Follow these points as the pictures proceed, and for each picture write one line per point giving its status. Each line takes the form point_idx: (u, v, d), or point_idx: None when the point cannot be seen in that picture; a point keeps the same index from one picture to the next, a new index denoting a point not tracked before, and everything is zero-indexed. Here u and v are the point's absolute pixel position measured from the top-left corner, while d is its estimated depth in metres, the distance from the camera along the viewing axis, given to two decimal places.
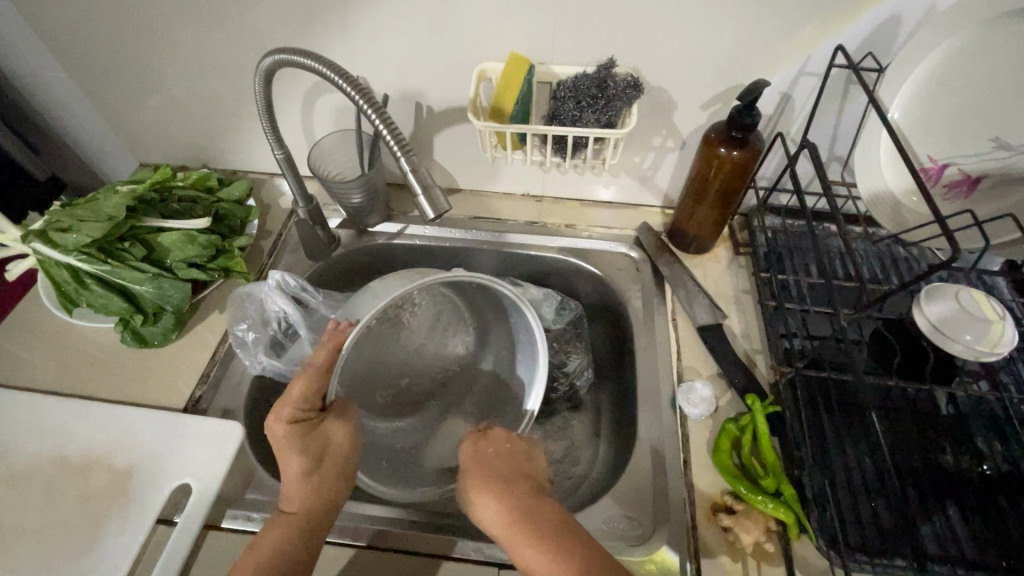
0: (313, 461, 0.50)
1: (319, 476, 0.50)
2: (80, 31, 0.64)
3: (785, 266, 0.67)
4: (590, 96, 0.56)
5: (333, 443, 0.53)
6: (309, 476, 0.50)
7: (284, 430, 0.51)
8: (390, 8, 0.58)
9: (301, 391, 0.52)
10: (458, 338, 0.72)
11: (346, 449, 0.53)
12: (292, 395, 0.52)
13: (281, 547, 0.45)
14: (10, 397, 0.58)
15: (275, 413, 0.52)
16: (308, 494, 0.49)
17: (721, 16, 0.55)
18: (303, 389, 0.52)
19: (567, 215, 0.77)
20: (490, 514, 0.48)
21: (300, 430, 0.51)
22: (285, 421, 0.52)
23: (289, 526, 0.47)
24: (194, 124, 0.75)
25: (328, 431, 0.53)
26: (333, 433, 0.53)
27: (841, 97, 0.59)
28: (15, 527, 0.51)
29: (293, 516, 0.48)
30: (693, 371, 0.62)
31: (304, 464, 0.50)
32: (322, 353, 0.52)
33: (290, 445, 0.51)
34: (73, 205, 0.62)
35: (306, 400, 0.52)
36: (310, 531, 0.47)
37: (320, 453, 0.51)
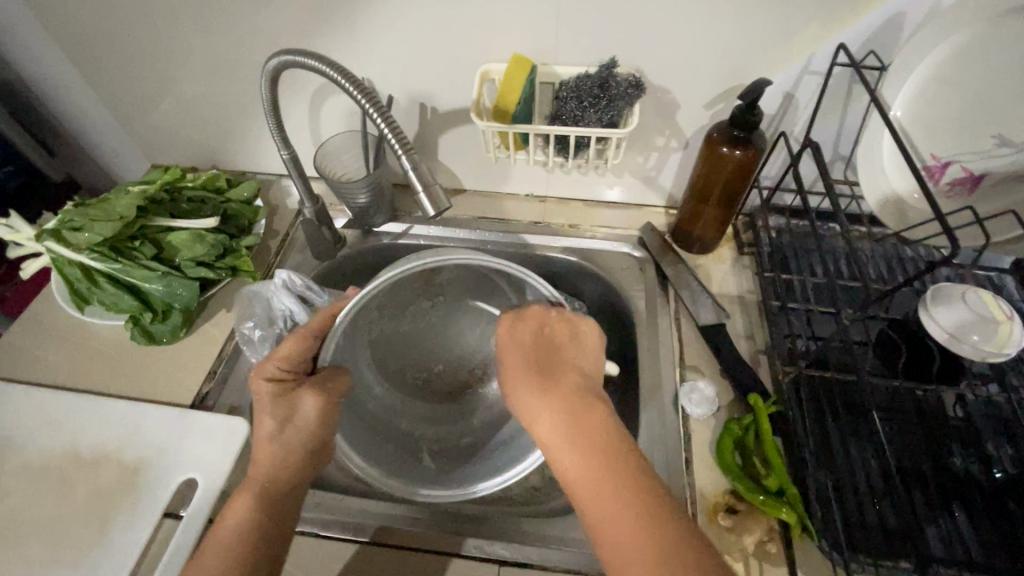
0: (279, 424, 0.52)
1: (285, 439, 0.52)
2: (93, 36, 0.66)
3: (789, 266, 0.67)
4: (592, 96, 0.57)
5: (305, 413, 0.53)
6: (274, 440, 0.52)
7: (263, 387, 0.54)
8: (395, 11, 0.59)
9: (288, 351, 0.54)
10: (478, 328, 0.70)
11: (316, 422, 0.53)
12: (276, 354, 0.55)
13: (244, 516, 0.47)
14: (24, 393, 0.60)
15: (258, 370, 0.54)
16: (273, 455, 0.51)
17: (724, 12, 0.55)
18: (290, 350, 0.55)
19: (571, 215, 0.78)
20: (524, 399, 0.48)
21: (274, 392, 0.53)
22: (266, 379, 0.54)
23: (252, 490, 0.49)
24: (203, 126, 0.76)
25: (302, 399, 0.53)
26: (304, 402, 0.53)
27: (844, 96, 0.59)
28: (28, 518, 0.52)
29: (257, 480, 0.50)
30: (696, 371, 0.62)
31: (271, 427, 0.52)
32: (317, 318, 0.56)
33: (264, 405, 0.53)
34: (85, 205, 0.63)
35: (290, 361, 0.55)
36: (272, 500, 0.48)
37: (290, 420, 0.53)
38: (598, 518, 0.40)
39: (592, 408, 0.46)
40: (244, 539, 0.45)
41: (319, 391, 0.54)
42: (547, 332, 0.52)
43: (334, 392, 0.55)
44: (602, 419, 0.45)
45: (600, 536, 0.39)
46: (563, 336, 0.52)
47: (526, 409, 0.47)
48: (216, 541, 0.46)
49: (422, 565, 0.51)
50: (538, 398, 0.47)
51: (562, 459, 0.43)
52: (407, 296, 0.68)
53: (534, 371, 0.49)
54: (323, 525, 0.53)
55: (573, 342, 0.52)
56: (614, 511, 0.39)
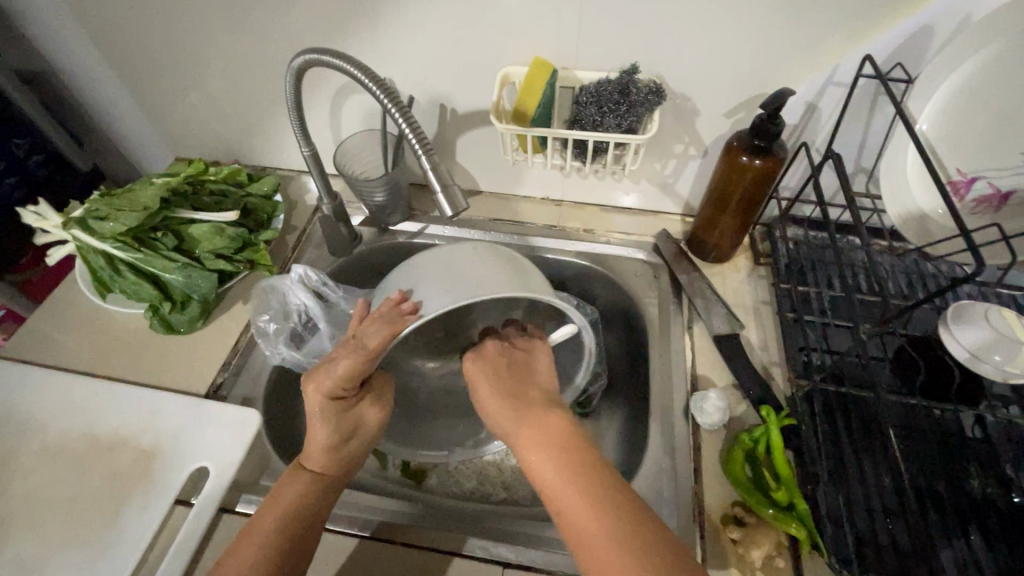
0: (341, 435, 0.53)
1: (342, 450, 0.54)
2: (123, 30, 0.68)
3: (807, 277, 0.66)
4: (611, 102, 0.57)
5: (366, 423, 0.56)
6: (336, 447, 0.53)
7: (322, 401, 0.52)
8: (418, 13, 0.60)
9: (347, 372, 0.51)
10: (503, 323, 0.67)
11: (371, 431, 0.57)
12: (337, 374, 0.51)
13: (302, 504, 0.48)
14: (46, 376, 0.61)
15: (317, 382, 0.52)
16: (333, 460, 0.53)
17: (749, 20, 0.54)
18: (348, 370, 0.51)
19: (586, 220, 0.78)
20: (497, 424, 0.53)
21: (337, 406, 0.53)
22: (324, 394, 0.52)
23: (306, 480, 0.50)
24: (228, 121, 0.77)
25: (364, 410, 0.56)
26: (366, 412, 0.56)
27: (868, 108, 0.59)
28: (47, 498, 0.53)
29: (313, 476, 0.51)
30: (708, 381, 0.62)
31: (333, 439, 0.53)
32: (379, 337, 0.48)
33: (325, 416, 0.53)
34: (112, 196, 0.65)
35: (348, 381, 0.51)
36: (328, 494, 0.51)
37: (351, 432, 0.55)
38: (577, 522, 0.42)
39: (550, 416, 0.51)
40: (300, 529, 0.47)
41: (379, 405, 0.57)
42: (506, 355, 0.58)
43: (387, 405, 0.59)
44: (563, 423, 0.50)
45: (578, 542, 0.41)
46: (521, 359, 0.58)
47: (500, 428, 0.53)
48: (268, 523, 0.47)
49: (421, 564, 0.51)
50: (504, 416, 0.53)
51: (532, 457, 0.48)
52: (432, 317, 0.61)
53: (497, 389, 0.55)
54: (331, 518, 0.53)
55: (532, 366, 0.57)
56: (580, 504, 0.42)
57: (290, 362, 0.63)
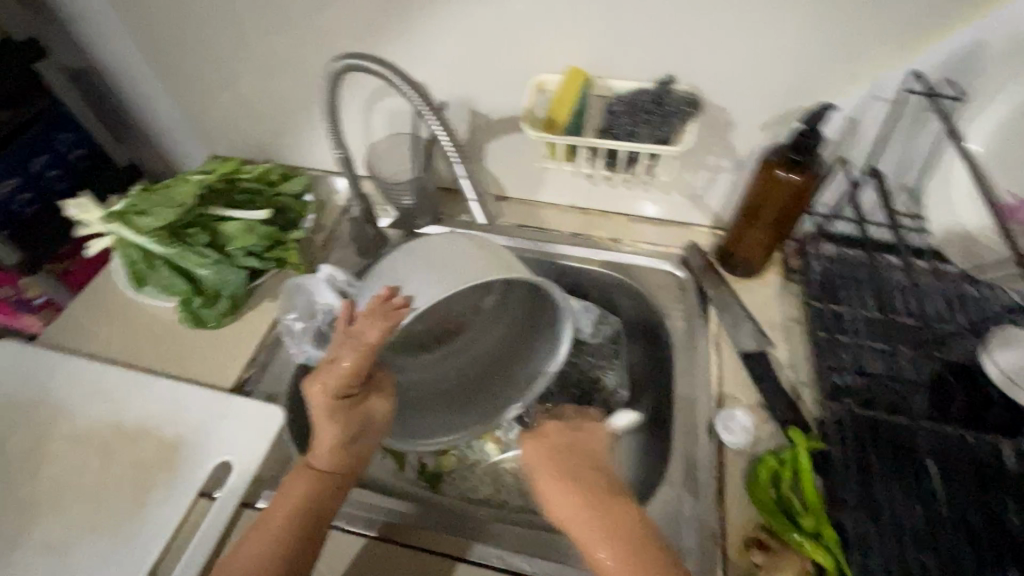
0: (350, 432, 0.53)
1: (354, 447, 0.53)
2: (166, 30, 0.69)
3: (839, 295, 0.64)
4: (645, 111, 0.57)
5: (376, 418, 0.55)
6: (345, 446, 0.53)
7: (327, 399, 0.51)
8: (453, 18, 0.60)
9: (349, 367, 0.49)
10: (500, 327, 0.66)
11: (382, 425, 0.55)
12: (340, 371, 0.50)
13: (310, 499, 0.48)
14: (80, 364, 0.63)
15: (320, 381, 0.51)
16: (342, 457, 0.52)
17: (788, 31, 0.53)
18: (352, 364, 0.49)
19: (612, 229, 0.77)
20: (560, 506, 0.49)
21: (344, 403, 0.52)
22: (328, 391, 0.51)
23: (316, 476, 0.50)
24: (262, 120, 0.79)
25: (374, 405, 0.55)
26: (375, 404, 0.55)
27: (913, 124, 0.57)
28: (76, 484, 0.55)
29: (320, 472, 0.51)
30: (733, 399, 0.60)
31: (344, 435, 0.52)
32: (373, 331, 0.47)
33: (332, 414, 0.52)
34: (151, 191, 0.67)
35: (350, 375, 0.50)
36: (336, 490, 0.51)
37: (363, 428, 0.54)
38: None
39: (620, 506, 0.48)
40: (308, 528, 0.47)
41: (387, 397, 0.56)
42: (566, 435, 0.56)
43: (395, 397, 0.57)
44: (632, 515, 0.47)
45: None
46: (584, 437, 0.55)
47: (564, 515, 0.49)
48: (277, 519, 0.47)
49: (432, 566, 0.50)
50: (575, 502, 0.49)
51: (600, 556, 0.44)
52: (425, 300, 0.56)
53: (565, 472, 0.52)
54: (345, 518, 0.53)
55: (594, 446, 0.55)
56: None
57: (315, 360, 0.63)
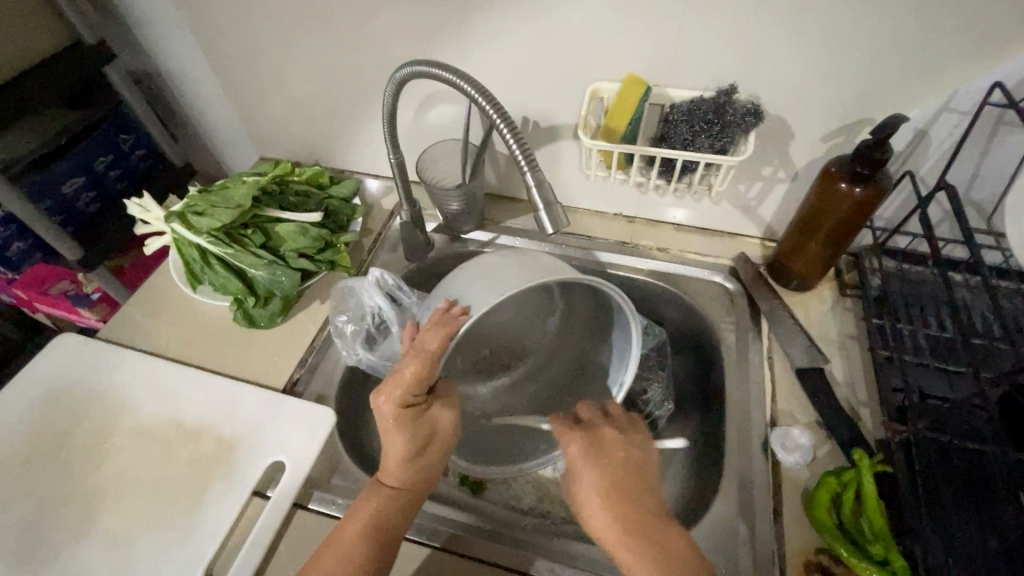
0: (417, 446, 0.52)
1: (420, 460, 0.53)
2: (227, 36, 0.71)
3: (901, 314, 0.62)
4: (705, 121, 0.55)
5: (439, 430, 0.54)
6: (412, 460, 0.52)
7: (392, 411, 0.52)
8: (512, 26, 0.60)
9: (413, 376, 0.50)
10: (563, 347, 0.69)
11: (447, 437, 0.55)
12: (404, 379, 0.50)
13: (381, 519, 0.48)
14: (139, 360, 0.65)
15: (386, 392, 0.51)
16: (409, 473, 0.52)
17: (859, 41, 0.52)
18: (415, 374, 0.50)
19: (660, 238, 0.76)
20: (599, 519, 0.48)
21: (410, 415, 0.52)
22: (395, 402, 0.51)
23: (385, 495, 0.50)
24: (313, 124, 0.80)
25: (437, 416, 0.54)
26: (440, 416, 0.55)
27: (989, 137, 0.55)
28: (136, 477, 0.56)
29: (390, 491, 0.51)
30: (789, 416, 0.59)
31: (409, 447, 0.52)
32: (435, 338, 0.48)
33: (398, 427, 0.52)
34: (208, 192, 0.68)
35: (415, 385, 0.51)
36: (405, 508, 0.50)
37: (427, 439, 0.53)
38: None
39: (665, 530, 0.46)
40: (380, 549, 0.47)
41: (452, 409, 0.55)
42: (615, 443, 0.54)
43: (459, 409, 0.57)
44: (677, 540, 0.45)
45: None
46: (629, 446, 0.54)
47: (604, 531, 0.47)
48: (349, 535, 0.47)
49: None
50: (612, 513, 0.48)
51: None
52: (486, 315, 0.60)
53: (603, 479, 0.50)
54: None
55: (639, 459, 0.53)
56: None
57: (366, 363, 0.63)
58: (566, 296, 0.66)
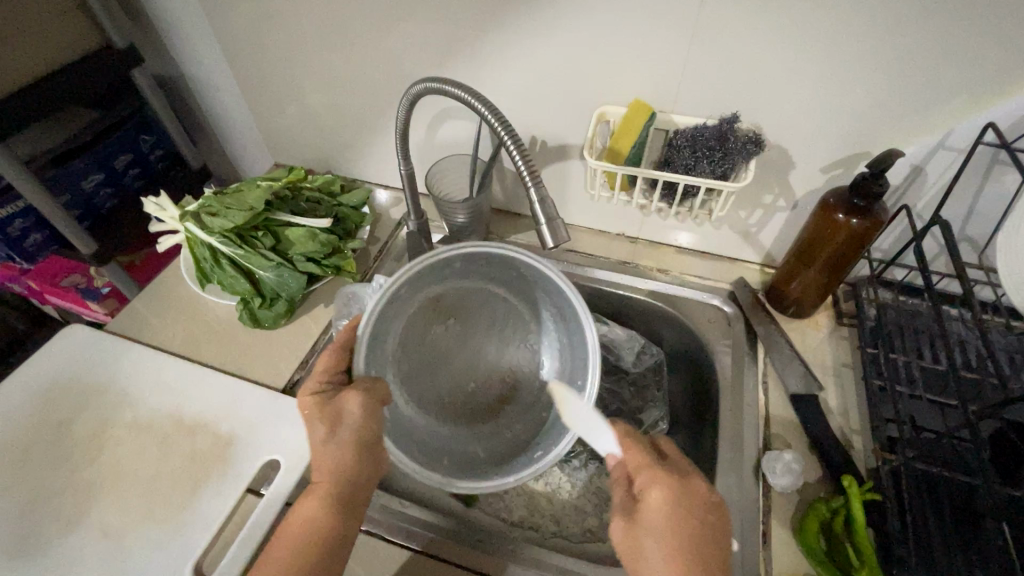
0: (327, 433, 0.50)
1: (339, 448, 0.50)
2: (252, 47, 0.74)
3: (895, 344, 0.63)
4: (707, 147, 0.57)
5: (349, 415, 0.50)
6: (329, 448, 0.50)
7: (307, 402, 0.52)
8: (525, 50, 0.63)
9: (320, 366, 0.54)
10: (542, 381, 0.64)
11: (361, 423, 0.50)
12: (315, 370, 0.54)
13: (306, 518, 0.47)
14: (145, 355, 0.66)
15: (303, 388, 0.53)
16: (330, 466, 0.49)
17: (858, 78, 0.54)
18: (323, 363, 0.54)
19: (660, 259, 0.77)
20: None
21: (318, 403, 0.51)
22: (309, 394, 0.52)
23: (315, 492, 0.48)
24: (328, 134, 0.83)
25: (346, 403, 0.50)
26: (349, 401, 0.50)
27: (983, 176, 0.56)
28: (133, 469, 0.57)
29: (317, 487, 0.49)
30: (781, 441, 0.59)
31: (319, 433, 0.50)
32: (342, 333, 0.56)
33: (311, 417, 0.51)
34: (223, 195, 0.70)
35: (325, 373, 0.53)
36: (332, 503, 0.48)
37: (338, 425, 0.50)
38: None
39: None
40: (305, 549, 0.45)
41: (363, 390, 0.50)
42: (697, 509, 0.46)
43: (379, 396, 0.51)
44: None
45: None
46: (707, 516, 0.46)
47: None
48: (282, 540, 0.46)
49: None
50: None
51: None
52: (433, 295, 0.62)
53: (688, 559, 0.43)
54: (388, 529, 0.54)
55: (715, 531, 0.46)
56: None
57: None
58: (531, 314, 0.64)
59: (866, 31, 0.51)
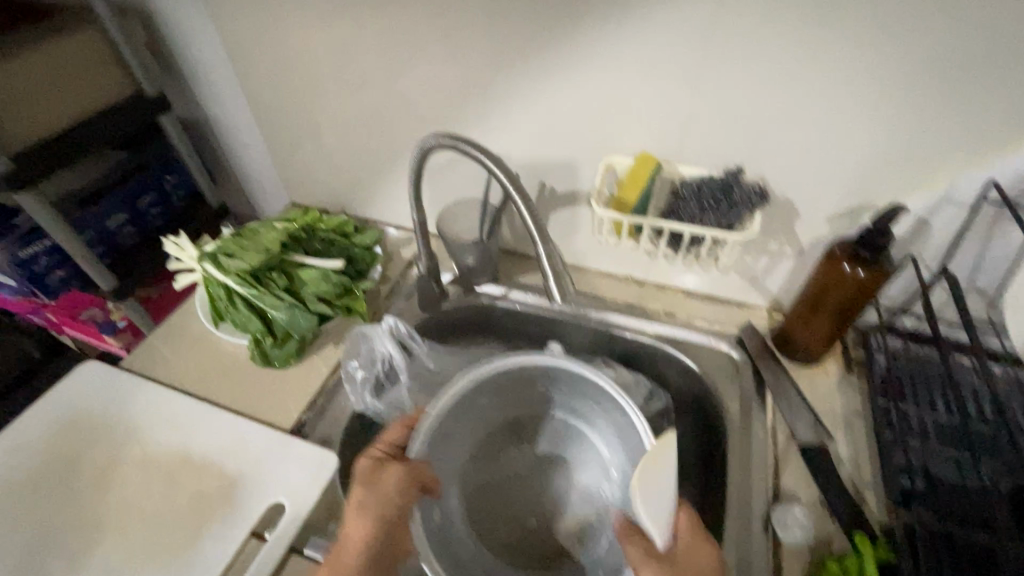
0: (359, 500, 0.50)
1: (361, 519, 0.49)
2: (275, 94, 0.78)
3: (906, 394, 0.62)
4: (713, 199, 0.59)
5: (383, 492, 0.50)
6: (353, 515, 0.50)
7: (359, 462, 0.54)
8: (535, 101, 0.65)
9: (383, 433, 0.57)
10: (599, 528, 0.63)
11: (393, 504, 0.50)
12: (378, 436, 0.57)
13: None
14: (156, 391, 0.67)
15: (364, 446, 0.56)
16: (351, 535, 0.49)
17: (859, 132, 0.55)
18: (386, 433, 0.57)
19: (667, 303, 0.78)
20: None
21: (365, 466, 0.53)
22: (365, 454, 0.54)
23: (327, 559, 0.48)
24: (344, 175, 0.85)
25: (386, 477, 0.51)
26: (391, 475, 0.51)
27: (988, 230, 0.57)
28: (139, 509, 0.57)
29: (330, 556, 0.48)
30: (791, 493, 0.58)
31: (354, 496, 0.51)
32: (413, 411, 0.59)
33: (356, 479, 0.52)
34: (240, 236, 0.72)
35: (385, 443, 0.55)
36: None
37: (370, 494, 0.50)
38: None
39: None
40: None
41: (405, 472, 0.51)
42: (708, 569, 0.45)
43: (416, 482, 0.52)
44: None
45: None
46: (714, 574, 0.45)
47: None
48: None
49: None
50: None
51: None
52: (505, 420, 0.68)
53: None
54: None
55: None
56: None
57: (371, 410, 0.66)
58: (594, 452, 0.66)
59: (865, 89, 0.52)
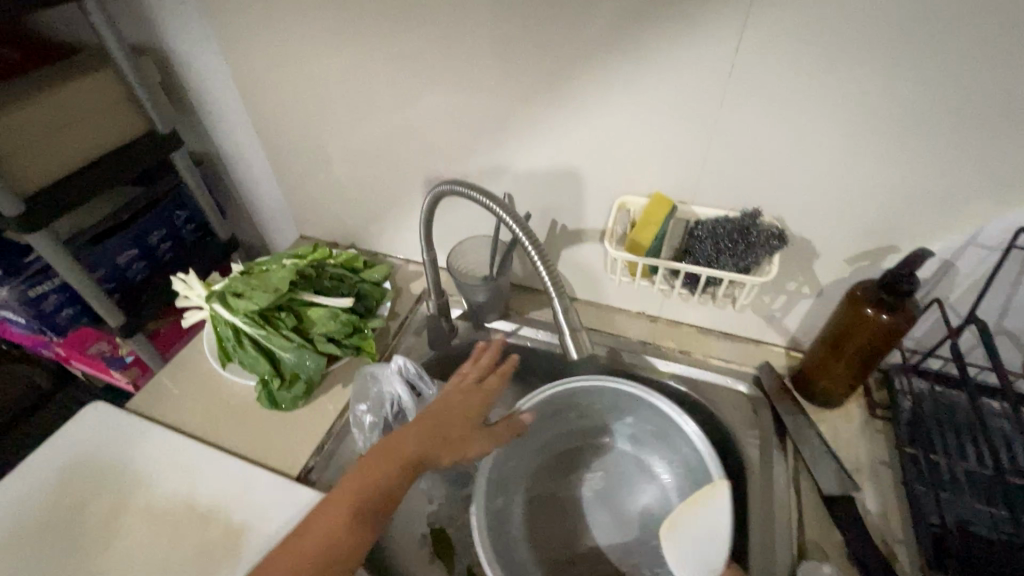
0: (455, 432, 0.55)
1: (448, 446, 0.54)
2: (287, 131, 0.78)
3: (934, 443, 0.59)
4: (729, 240, 0.57)
5: (473, 441, 0.56)
6: (441, 438, 0.54)
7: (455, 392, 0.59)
8: (547, 140, 0.65)
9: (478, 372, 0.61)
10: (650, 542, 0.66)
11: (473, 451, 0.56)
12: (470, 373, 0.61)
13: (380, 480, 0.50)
14: (162, 435, 0.66)
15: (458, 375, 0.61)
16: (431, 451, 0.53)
17: (879, 175, 0.54)
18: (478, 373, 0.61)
19: (682, 340, 0.76)
20: None
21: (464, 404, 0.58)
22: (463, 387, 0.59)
23: (397, 460, 0.51)
24: (354, 210, 0.85)
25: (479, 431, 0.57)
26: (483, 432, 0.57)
27: (1018, 274, 0.55)
28: (142, 562, 0.56)
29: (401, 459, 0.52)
30: (816, 548, 0.56)
31: (450, 424, 0.56)
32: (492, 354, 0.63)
33: (451, 408, 0.57)
34: (249, 274, 0.72)
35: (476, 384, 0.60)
36: (402, 482, 0.51)
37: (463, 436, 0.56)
38: None
39: None
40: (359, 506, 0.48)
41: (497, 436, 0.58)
42: None
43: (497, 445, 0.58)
44: None
45: None
46: None
47: None
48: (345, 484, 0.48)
49: None
50: None
51: None
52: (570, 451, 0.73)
53: None
54: None
55: None
56: None
57: None
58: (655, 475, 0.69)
59: (886, 133, 0.51)
